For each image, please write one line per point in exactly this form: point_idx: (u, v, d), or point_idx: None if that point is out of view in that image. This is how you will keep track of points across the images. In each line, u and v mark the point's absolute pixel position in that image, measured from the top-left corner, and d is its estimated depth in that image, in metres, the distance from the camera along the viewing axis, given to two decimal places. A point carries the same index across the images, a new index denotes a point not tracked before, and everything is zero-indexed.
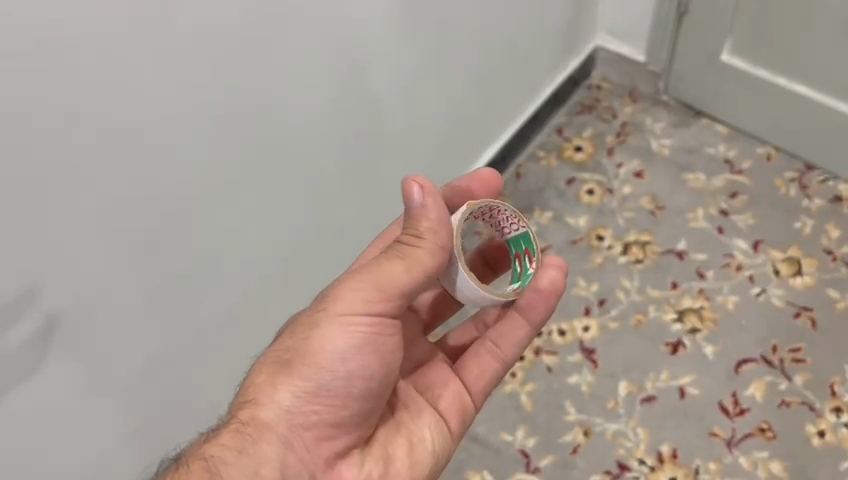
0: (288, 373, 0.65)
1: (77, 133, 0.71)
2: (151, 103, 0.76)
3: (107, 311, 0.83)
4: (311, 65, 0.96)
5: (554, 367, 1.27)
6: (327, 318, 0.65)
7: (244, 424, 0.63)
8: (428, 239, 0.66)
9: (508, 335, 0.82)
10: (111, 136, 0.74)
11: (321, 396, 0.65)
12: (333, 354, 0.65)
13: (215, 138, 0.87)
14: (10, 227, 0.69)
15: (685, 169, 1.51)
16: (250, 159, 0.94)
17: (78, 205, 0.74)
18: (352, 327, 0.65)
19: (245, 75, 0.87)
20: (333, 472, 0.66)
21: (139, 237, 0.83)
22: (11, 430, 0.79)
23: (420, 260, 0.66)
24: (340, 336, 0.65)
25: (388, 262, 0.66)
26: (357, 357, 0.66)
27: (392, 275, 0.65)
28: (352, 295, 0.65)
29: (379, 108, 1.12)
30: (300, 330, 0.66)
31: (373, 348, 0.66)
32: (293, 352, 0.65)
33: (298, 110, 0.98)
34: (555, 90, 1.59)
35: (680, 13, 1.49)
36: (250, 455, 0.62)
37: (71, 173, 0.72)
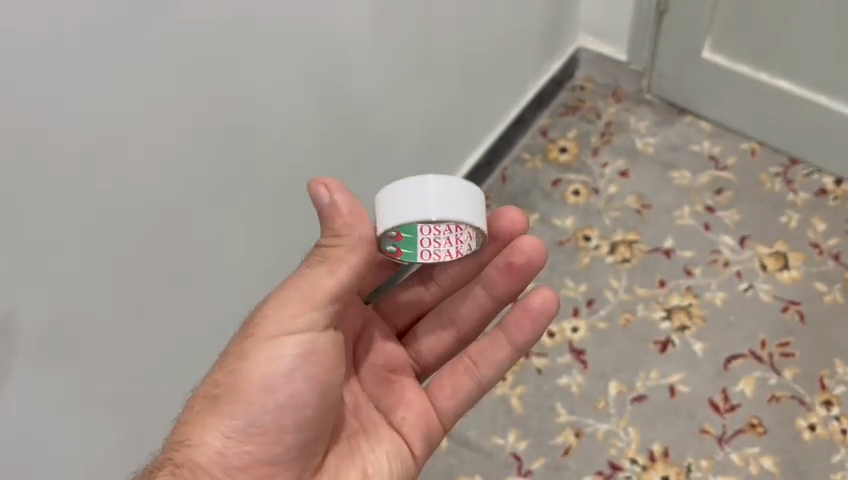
0: (218, 411, 0.67)
1: (50, 149, 0.71)
2: (124, 117, 0.76)
3: (88, 327, 0.83)
4: (288, 73, 0.96)
5: (544, 368, 1.26)
6: (256, 345, 0.67)
7: (178, 466, 0.65)
8: (348, 237, 0.65)
9: (488, 356, 0.81)
10: (86, 152, 0.74)
11: (255, 430, 0.68)
12: (261, 381, 0.67)
13: (193, 149, 0.87)
14: None
15: (670, 167, 1.51)
16: (230, 170, 0.94)
17: (54, 221, 0.74)
18: (282, 354, 0.67)
19: (221, 85, 0.87)
20: None
21: (119, 252, 0.82)
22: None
23: (338, 260, 0.65)
24: (266, 365, 0.67)
25: (310, 270, 0.66)
26: (289, 382, 0.67)
27: (320, 290, 0.65)
28: (275, 317, 0.67)
29: (360, 114, 1.12)
30: (231, 360, 0.68)
31: (304, 372, 0.68)
32: (221, 388, 0.68)
33: (277, 119, 0.97)
34: (539, 92, 1.59)
35: (660, 11, 1.49)
36: None
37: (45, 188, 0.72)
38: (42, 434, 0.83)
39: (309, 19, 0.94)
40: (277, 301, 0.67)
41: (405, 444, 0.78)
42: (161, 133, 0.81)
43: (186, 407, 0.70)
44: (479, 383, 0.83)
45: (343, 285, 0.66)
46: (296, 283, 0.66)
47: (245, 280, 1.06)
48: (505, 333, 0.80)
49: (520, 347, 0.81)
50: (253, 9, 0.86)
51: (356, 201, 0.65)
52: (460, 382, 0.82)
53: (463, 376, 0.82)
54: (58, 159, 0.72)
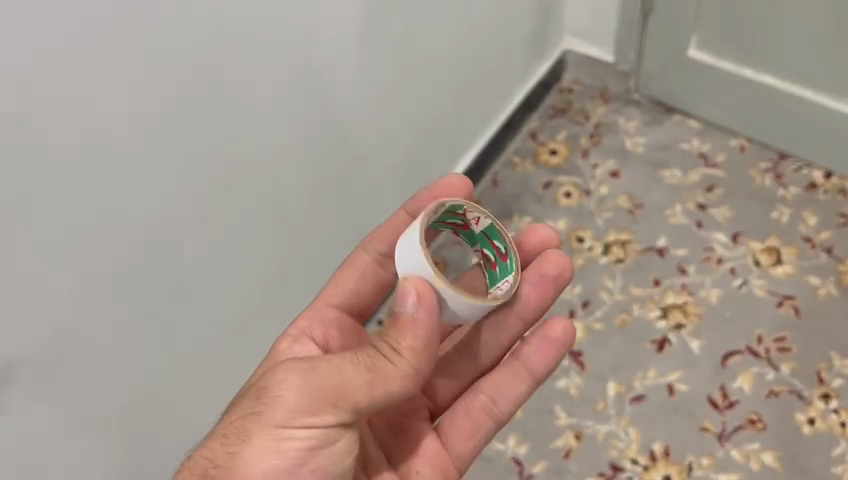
0: None
1: (37, 166, 0.70)
2: (109, 130, 0.76)
3: (84, 344, 0.82)
4: (276, 81, 0.95)
5: None
6: (261, 428, 0.63)
7: None
8: (404, 356, 0.65)
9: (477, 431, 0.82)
10: (76, 168, 0.74)
11: None
12: (268, 467, 0.63)
13: (185, 162, 0.87)
14: None
15: (659, 166, 1.51)
16: (220, 182, 0.93)
17: (45, 237, 0.74)
18: (288, 453, 0.63)
19: (208, 98, 0.86)
20: None
21: (112, 267, 0.82)
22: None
23: (388, 376, 0.63)
24: (275, 453, 0.63)
25: (347, 366, 0.63)
26: (295, 473, 0.64)
27: (348, 382, 0.62)
28: (290, 416, 0.62)
29: (349, 121, 1.12)
30: (233, 440, 0.64)
31: (312, 466, 0.64)
32: (221, 468, 0.64)
33: (266, 131, 0.97)
34: (527, 95, 1.59)
35: (645, 11, 1.50)
36: None
37: (34, 205, 0.71)
38: (40, 453, 0.82)
39: (296, 28, 0.94)
40: (301, 388, 0.62)
41: None
42: (146, 146, 0.81)
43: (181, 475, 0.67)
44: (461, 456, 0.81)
45: (385, 397, 0.63)
46: (329, 385, 0.62)
47: (238, 293, 1.05)
48: (525, 364, 0.83)
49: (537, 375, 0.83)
50: (240, 21, 0.86)
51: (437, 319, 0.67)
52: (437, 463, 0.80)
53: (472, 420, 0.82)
54: (43, 177, 0.71)
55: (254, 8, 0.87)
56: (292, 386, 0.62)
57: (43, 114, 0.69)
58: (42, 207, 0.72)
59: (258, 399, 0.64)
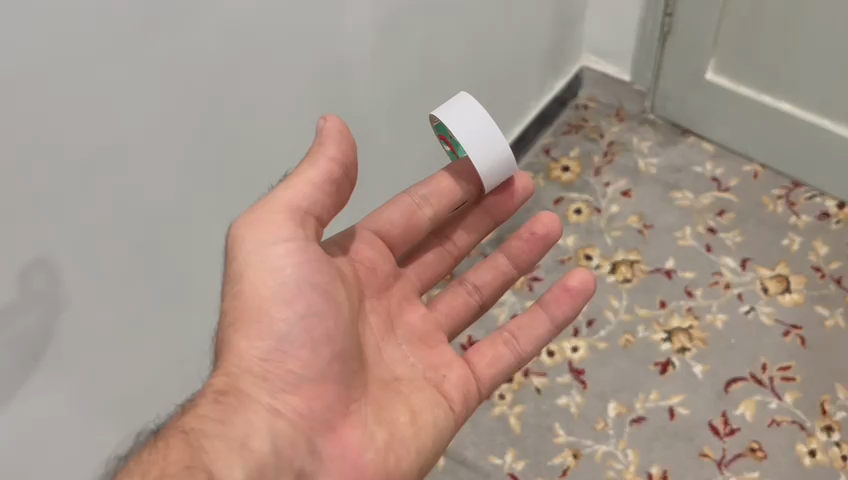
0: (244, 331, 0.69)
1: (51, 162, 0.70)
2: (127, 128, 0.76)
3: (87, 338, 0.83)
4: (292, 85, 0.96)
5: (543, 388, 1.26)
6: (252, 262, 0.69)
7: (223, 396, 0.67)
8: (314, 165, 0.68)
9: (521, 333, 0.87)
10: (92, 166, 0.74)
11: (285, 345, 0.69)
12: (276, 291, 0.69)
13: (196, 162, 0.87)
14: None
15: (671, 188, 1.51)
16: (230, 184, 0.93)
17: (56, 230, 0.74)
18: (278, 316, 0.69)
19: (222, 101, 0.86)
20: (334, 435, 0.70)
21: (119, 264, 0.82)
22: None
23: (313, 168, 0.68)
24: (271, 274, 0.69)
25: (279, 192, 0.68)
26: (303, 291, 0.70)
27: (296, 203, 0.68)
28: (265, 274, 0.69)
29: (363, 130, 1.12)
30: (234, 283, 0.70)
31: (312, 327, 0.70)
32: (240, 308, 0.69)
33: (279, 135, 0.98)
34: (542, 110, 1.60)
35: (665, 32, 1.50)
36: (233, 424, 0.65)
37: (41, 203, 0.71)
38: (39, 444, 0.83)
39: (315, 34, 0.95)
40: (262, 228, 0.68)
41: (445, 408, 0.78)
42: (161, 147, 0.81)
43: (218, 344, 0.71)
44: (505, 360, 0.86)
45: (326, 191, 0.69)
46: (277, 207, 0.68)
47: None
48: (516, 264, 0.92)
49: (558, 323, 0.88)
50: (260, 25, 0.86)
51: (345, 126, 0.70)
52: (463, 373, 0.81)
53: (497, 350, 0.86)
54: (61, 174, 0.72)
55: (276, 16, 0.88)
56: (247, 242, 0.68)
57: (63, 112, 0.70)
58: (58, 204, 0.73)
59: (231, 287, 0.70)
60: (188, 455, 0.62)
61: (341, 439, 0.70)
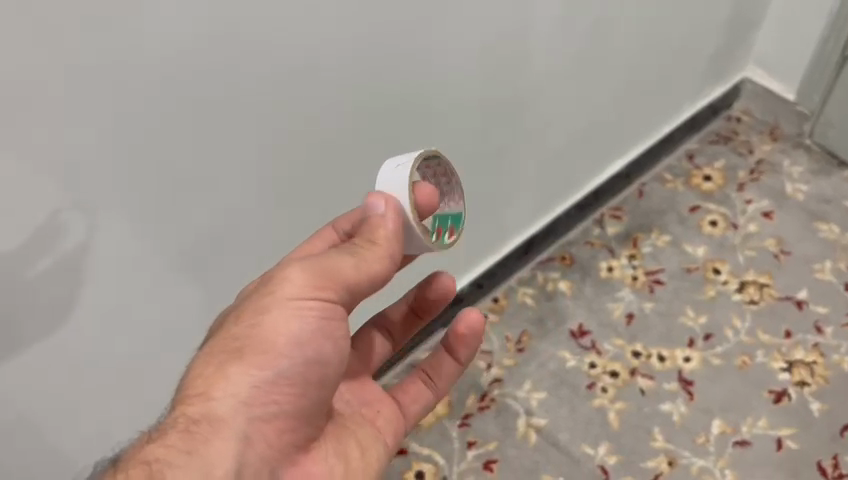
0: (241, 361, 0.61)
1: (247, 63, 0.76)
2: (319, 51, 0.82)
3: (241, 238, 0.89)
4: (472, 40, 0.98)
5: (648, 390, 1.24)
6: (276, 302, 0.62)
7: (194, 423, 0.59)
8: (382, 246, 0.63)
9: (442, 368, 0.81)
10: (281, 78, 0.80)
11: (279, 385, 0.62)
12: (289, 337, 0.62)
13: (371, 95, 0.91)
14: (177, 144, 0.75)
15: (817, 218, 1.45)
16: (390, 131, 0.97)
17: (240, 130, 0.80)
18: (285, 357, 0.62)
19: (398, 50, 0.90)
20: (296, 469, 0.65)
21: (282, 175, 0.88)
22: (133, 333, 0.84)
23: (370, 254, 0.63)
24: (291, 319, 0.62)
25: (337, 253, 0.62)
26: (314, 341, 0.63)
27: (343, 266, 0.62)
28: (291, 319, 0.62)
29: (524, 98, 1.14)
30: (249, 314, 0.62)
31: (310, 374, 0.63)
32: (238, 341, 0.62)
33: (449, 87, 1.01)
34: (694, 115, 1.55)
35: (845, 56, 1.43)
36: (201, 457, 0.58)
37: (229, 104, 0.77)
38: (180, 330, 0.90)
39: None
40: (302, 277, 0.61)
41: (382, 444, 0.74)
42: (339, 80, 0.86)
43: (198, 355, 0.62)
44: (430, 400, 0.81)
45: (380, 277, 0.63)
46: (322, 275, 0.61)
47: None
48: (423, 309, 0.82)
49: (467, 361, 0.81)
50: None
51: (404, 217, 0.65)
52: (390, 413, 0.77)
53: (420, 386, 0.81)
54: (248, 90, 0.78)
55: None
56: (288, 289, 0.61)
57: (260, 34, 0.75)
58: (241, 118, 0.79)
59: (244, 320, 0.62)
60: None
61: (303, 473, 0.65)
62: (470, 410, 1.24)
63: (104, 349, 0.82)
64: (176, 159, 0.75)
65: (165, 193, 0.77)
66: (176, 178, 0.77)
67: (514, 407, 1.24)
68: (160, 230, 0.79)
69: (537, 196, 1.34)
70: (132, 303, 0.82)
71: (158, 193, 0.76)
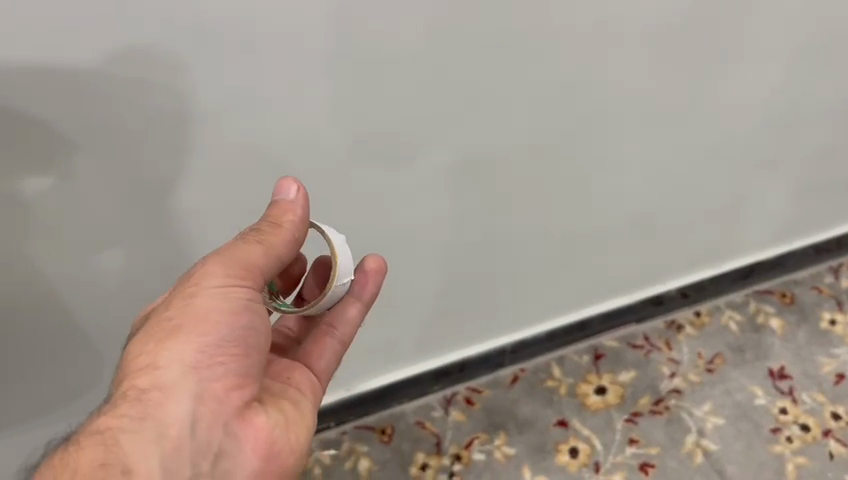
0: (174, 337, 0.56)
1: (571, 14, 0.81)
2: (640, 20, 0.86)
3: (499, 172, 0.95)
4: (776, 47, 0.99)
5: (838, 456, 1.15)
6: (198, 287, 0.58)
7: (144, 392, 0.54)
8: (284, 228, 0.63)
9: (346, 317, 0.76)
10: (594, 35, 0.85)
11: (217, 355, 0.57)
12: (217, 309, 0.58)
13: (665, 77, 0.94)
14: (485, 65, 0.82)
15: None
16: (664, 114, 0.99)
17: (538, 71, 0.85)
18: (219, 322, 0.57)
19: (702, 44, 0.93)
20: (245, 422, 0.57)
21: (555, 126, 0.93)
22: (381, 222, 0.94)
23: (275, 242, 0.62)
24: (216, 294, 0.58)
25: (241, 242, 0.61)
26: (247, 311, 0.59)
27: (251, 252, 0.60)
28: (214, 290, 0.58)
29: (804, 118, 1.12)
30: (172, 306, 0.58)
31: (245, 330, 0.59)
32: (168, 323, 0.57)
33: (736, 87, 1.01)
34: None
35: None
36: (154, 418, 0.53)
37: (541, 45, 0.83)
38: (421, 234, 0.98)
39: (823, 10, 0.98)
40: (219, 264, 0.59)
41: (308, 403, 0.66)
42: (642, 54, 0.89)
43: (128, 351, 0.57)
44: (342, 344, 0.77)
45: (279, 260, 0.63)
46: (228, 256, 0.60)
47: (616, 212, 1.12)
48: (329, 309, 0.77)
49: (369, 300, 0.77)
50: None
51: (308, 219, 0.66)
52: (312, 377, 0.70)
53: (327, 340, 0.76)
54: (564, 41, 0.83)
55: None
56: (207, 274, 0.59)
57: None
58: (545, 66, 0.85)
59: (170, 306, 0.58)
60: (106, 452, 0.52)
61: (251, 425, 0.57)
62: (641, 409, 1.22)
63: (353, 226, 0.93)
64: (477, 80, 0.83)
65: (456, 110, 0.85)
66: (470, 96, 0.84)
67: (686, 422, 1.20)
68: (438, 139, 0.87)
69: (778, 222, 1.30)
70: (393, 196, 0.91)
71: (451, 104, 0.84)
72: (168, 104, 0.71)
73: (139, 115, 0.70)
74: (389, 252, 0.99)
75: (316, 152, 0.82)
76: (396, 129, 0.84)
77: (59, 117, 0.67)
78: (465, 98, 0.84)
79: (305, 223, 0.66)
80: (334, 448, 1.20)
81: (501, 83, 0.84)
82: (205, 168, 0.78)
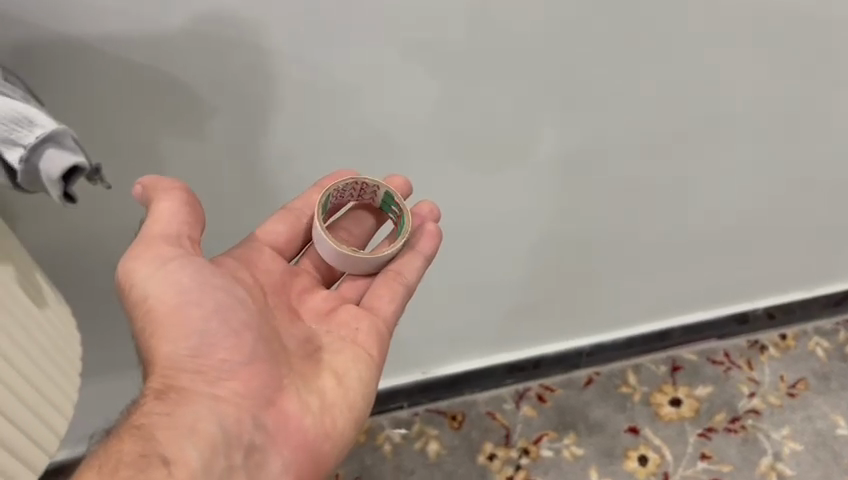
0: (161, 342, 0.64)
1: (696, 30, 0.80)
2: (765, 40, 0.84)
3: (601, 174, 0.96)
4: None
5: None
6: (143, 297, 0.65)
7: (164, 392, 0.62)
8: (165, 211, 0.65)
9: (408, 267, 0.77)
10: (715, 52, 0.83)
11: (204, 352, 0.64)
12: (181, 311, 0.64)
13: (782, 95, 0.92)
14: (603, 73, 0.81)
15: None
16: (775, 130, 0.98)
17: (654, 82, 0.85)
18: (191, 321, 0.64)
19: (826, 65, 0.90)
20: (275, 408, 0.65)
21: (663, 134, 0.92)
22: (480, 210, 0.96)
23: (162, 222, 0.65)
24: (156, 293, 0.64)
25: (144, 243, 0.65)
26: (209, 299, 0.65)
27: (160, 250, 0.64)
28: (162, 282, 0.64)
29: None
30: (142, 327, 0.65)
31: (229, 318, 0.65)
32: (152, 335, 0.64)
33: None
34: None
35: None
36: (177, 417, 0.60)
37: (661, 57, 0.82)
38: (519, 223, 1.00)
39: None
40: (139, 266, 0.64)
41: (356, 367, 0.71)
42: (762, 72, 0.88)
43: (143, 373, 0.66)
44: (408, 289, 0.77)
45: (187, 245, 0.66)
46: (149, 238, 0.65)
47: (713, 225, 1.11)
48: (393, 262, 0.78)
49: (429, 255, 0.78)
50: None
51: (189, 192, 0.67)
52: (373, 329, 0.74)
53: (390, 290, 0.77)
54: (686, 54, 0.82)
55: None
56: (138, 273, 0.64)
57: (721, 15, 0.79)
58: (669, 70, 0.84)
59: (136, 325, 0.66)
60: (143, 450, 0.57)
61: (282, 411, 0.66)
62: (716, 426, 1.21)
63: (451, 210, 0.95)
64: (592, 87, 0.83)
65: (568, 112, 0.85)
66: (583, 99, 0.84)
67: (763, 444, 1.18)
68: (546, 137, 0.88)
69: None
70: (494, 186, 0.93)
71: (563, 107, 0.84)
72: (305, 76, 0.73)
73: (264, 82, 0.73)
74: (485, 239, 1.02)
75: (426, 139, 0.84)
76: (505, 124, 0.85)
77: (201, 80, 0.71)
78: (578, 101, 0.84)
79: (190, 193, 0.67)
80: (405, 427, 1.23)
81: (615, 90, 0.84)
82: (320, 141, 0.81)
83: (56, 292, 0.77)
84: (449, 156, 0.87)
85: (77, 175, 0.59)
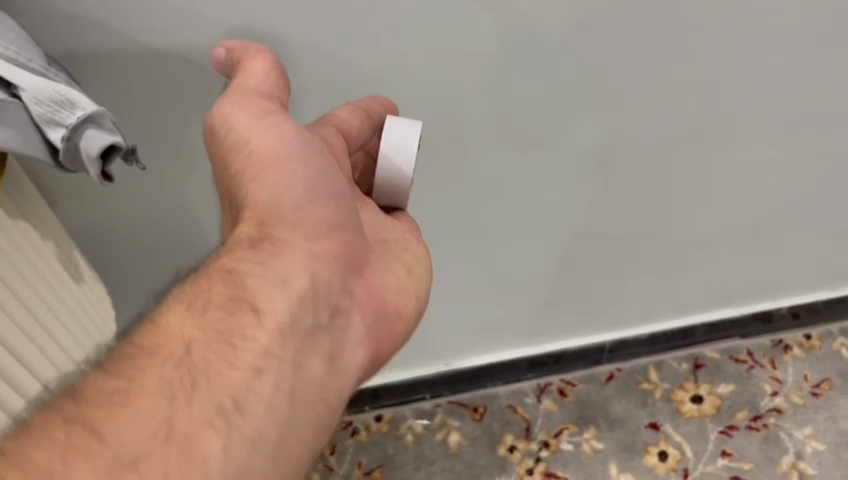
0: (254, 176, 0.57)
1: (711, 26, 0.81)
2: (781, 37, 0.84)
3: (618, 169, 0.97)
4: None
5: None
6: (235, 143, 0.59)
7: (254, 229, 0.55)
8: (262, 77, 0.62)
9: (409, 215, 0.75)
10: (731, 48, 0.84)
11: (301, 199, 0.56)
12: (280, 144, 0.58)
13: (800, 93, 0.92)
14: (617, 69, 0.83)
15: None
16: (795, 129, 0.97)
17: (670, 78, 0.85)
18: (293, 153, 0.57)
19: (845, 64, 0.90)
20: (361, 279, 0.58)
21: (680, 130, 0.93)
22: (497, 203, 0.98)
23: (254, 84, 0.61)
24: (255, 134, 0.58)
25: (235, 101, 0.60)
26: (306, 146, 0.58)
27: (251, 108, 0.59)
28: (260, 128, 0.58)
29: None
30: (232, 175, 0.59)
31: (327, 172, 0.58)
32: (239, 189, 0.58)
33: None
34: None
35: None
36: (274, 261, 0.53)
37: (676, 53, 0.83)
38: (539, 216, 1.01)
39: None
40: (235, 114, 0.59)
41: (420, 267, 0.65)
42: (779, 69, 0.88)
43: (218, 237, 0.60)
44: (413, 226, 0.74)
45: (281, 106, 0.61)
46: (241, 90, 0.61)
47: (732, 221, 1.11)
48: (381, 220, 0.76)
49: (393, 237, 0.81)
50: None
51: (280, 63, 0.63)
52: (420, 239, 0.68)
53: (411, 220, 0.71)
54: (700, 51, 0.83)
55: None
56: (233, 117, 0.59)
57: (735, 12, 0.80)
58: (684, 67, 0.84)
59: (229, 166, 0.60)
60: (221, 303, 0.50)
61: (367, 284, 0.58)
62: (737, 423, 1.21)
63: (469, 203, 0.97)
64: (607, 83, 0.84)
65: (583, 106, 0.86)
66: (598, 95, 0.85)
67: (784, 443, 1.18)
68: (562, 133, 0.89)
69: None
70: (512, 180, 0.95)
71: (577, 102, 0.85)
72: (324, 68, 0.76)
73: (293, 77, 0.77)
74: (507, 233, 1.04)
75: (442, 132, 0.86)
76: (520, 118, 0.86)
77: None
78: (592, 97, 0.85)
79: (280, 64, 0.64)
80: (427, 418, 1.26)
81: (630, 86, 0.85)
82: None
83: (91, 267, 0.83)
84: (471, 149, 0.89)
85: (112, 154, 0.64)
